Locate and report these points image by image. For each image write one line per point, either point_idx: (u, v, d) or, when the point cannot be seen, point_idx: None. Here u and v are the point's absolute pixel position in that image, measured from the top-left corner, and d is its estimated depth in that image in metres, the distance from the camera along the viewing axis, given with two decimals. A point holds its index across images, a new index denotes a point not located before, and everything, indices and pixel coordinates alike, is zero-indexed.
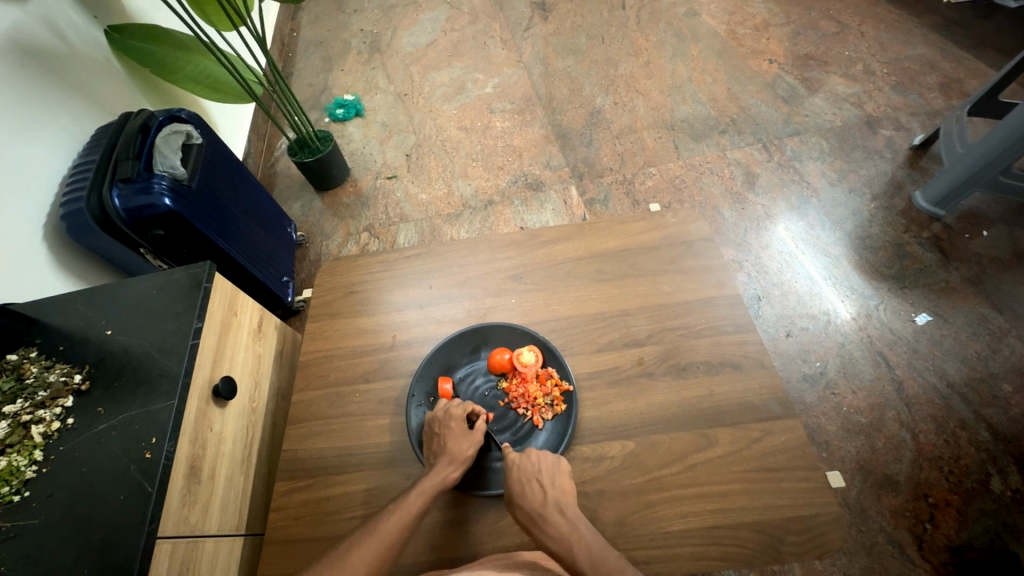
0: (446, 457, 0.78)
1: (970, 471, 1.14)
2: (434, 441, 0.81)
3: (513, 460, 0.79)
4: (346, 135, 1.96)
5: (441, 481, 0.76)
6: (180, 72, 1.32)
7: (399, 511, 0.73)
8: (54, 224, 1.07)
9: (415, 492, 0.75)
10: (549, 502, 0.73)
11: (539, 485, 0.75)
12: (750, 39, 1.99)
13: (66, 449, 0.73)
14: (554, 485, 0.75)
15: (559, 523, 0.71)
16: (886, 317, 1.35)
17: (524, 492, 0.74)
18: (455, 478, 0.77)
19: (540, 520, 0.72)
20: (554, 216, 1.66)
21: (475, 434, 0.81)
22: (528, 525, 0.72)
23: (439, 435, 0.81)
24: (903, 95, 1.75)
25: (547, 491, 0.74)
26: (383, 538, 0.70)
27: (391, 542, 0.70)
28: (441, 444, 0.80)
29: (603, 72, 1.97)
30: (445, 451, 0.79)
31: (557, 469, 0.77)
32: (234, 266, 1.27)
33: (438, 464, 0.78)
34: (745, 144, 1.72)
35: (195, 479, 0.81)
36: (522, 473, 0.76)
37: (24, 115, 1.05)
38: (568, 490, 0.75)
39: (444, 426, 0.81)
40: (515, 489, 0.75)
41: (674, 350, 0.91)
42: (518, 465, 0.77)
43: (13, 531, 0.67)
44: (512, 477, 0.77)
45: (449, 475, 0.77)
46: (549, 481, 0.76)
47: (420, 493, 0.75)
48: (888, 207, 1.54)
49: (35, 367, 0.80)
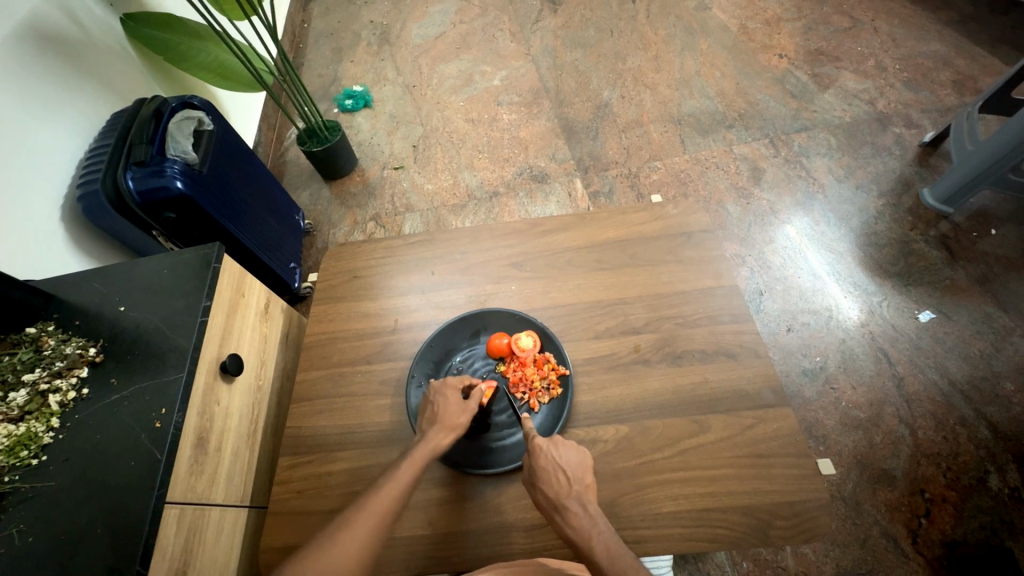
0: (437, 425, 0.80)
1: (968, 468, 1.13)
2: (428, 411, 0.83)
3: (540, 445, 0.77)
4: (355, 126, 1.99)
5: (433, 448, 0.78)
6: (193, 60, 1.35)
7: (391, 481, 0.73)
8: (71, 206, 1.10)
9: (406, 461, 0.76)
10: (572, 494, 0.73)
11: (563, 478, 0.75)
12: (761, 34, 1.98)
13: (81, 417, 0.77)
14: (578, 480, 0.75)
15: (580, 515, 0.72)
16: (890, 314, 1.35)
17: (548, 479, 0.75)
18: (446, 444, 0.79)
19: (562, 508, 0.72)
20: (558, 208, 1.67)
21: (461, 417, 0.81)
22: (549, 511, 0.73)
23: (433, 404, 0.83)
24: (915, 91, 1.73)
25: (571, 484, 0.74)
26: (377, 506, 0.70)
27: (386, 508, 0.70)
28: (435, 413, 0.82)
29: (611, 66, 1.97)
30: (436, 419, 0.81)
31: (582, 463, 0.77)
32: (243, 250, 1.30)
33: (431, 431, 0.79)
34: (752, 139, 1.72)
35: (202, 450, 0.84)
36: (548, 461, 0.76)
37: (42, 98, 1.08)
38: (591, 486, 0.76)
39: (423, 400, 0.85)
40: (539, 475, 0.75)
41: (670, 339, 0.92)
42: (545, 453, 0.77)
43: (32, 492, 0.70)
44: (537, 463, 0.76)
45: (442, 440, 0.79)
46: (573, 473, 0.76)
47: (412, 462, 0.76)
48: (895, 204, 1.53)
49: (52, 340, 0.83)
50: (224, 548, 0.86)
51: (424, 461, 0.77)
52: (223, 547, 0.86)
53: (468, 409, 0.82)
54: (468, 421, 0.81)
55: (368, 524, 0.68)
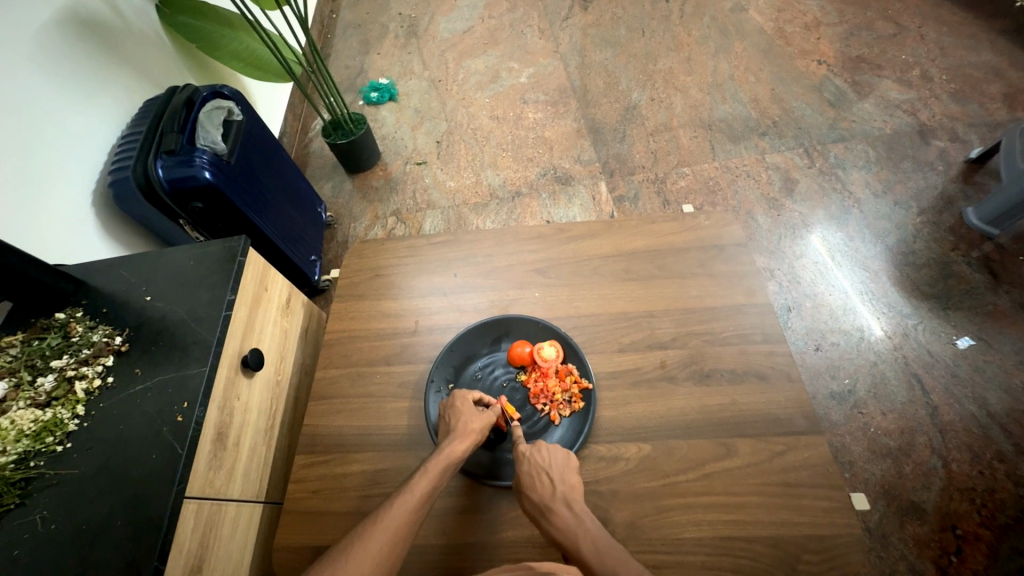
0: (453, 433, 0.79)
1: (1004, 505, 1.09)
2: (443, 424, 0.83)
3: (524, 452, 0.78)
4: (379, 119, 1.98)
5: (450, 456, 0.77)
6: (225, 48, 1.35)
7: (406, 493, 0.72)
8: (102, 192, 1.11)
9: (420, 473, 0.75)
10: (557, 496, 0.72)
11: (547, 478, 0.74)
12: (800, 38, 1.91)
13: (105, 405, 0.77)
14: (562, 480, 0.74)
15: (566, 516, 0.70)
16: (925, 338, 1.30)
17: (532, 484, 0.74)
18: (461, 452, 0.77)
19: (547, 511, 0.71)
20: (582, 212, 1.64)
21: (468, 424, 0.80)
22: (535, 517, 0.72)
23: (447, 417, 0.83)
24: (962, 104, 1.65)
25: (555, 485, 0.73)
26: (392, 521, 0.69)
27: (403, 521, 0.69)
28: (450, 423, 0.81)
29: (642, 66, 1.93)
30: (454, 429, 0.80)
31: (566, 464, 0.77)
32: (266, 241, 1.29)
33: (447, 440, 0.78)
34: (785, 148, 1.66)
35: (221, 445, 0.84)
36: (531, 463, 0.76)
37: (77, 82, 1.09)
38: (576, 486, 0.74)
39: (447, 406, 0.84)
40: (523, 480, 0.75)
41: (698, 356, 0.89)
42: (529, 458, 0.77)
43: (56, 478, 0.70)
44: (521, 470, 0.77)
45: (456, 449, 0.77)
46: (558, 475, 0.75)
47: (424, 473, 0.75)
48: (935, 222, 1.47)
49: (80, 327, 0.84)
50: (238, 544, 0.86)
51: (439, 471, 0.75)
52: (238, 544, 0.86)
53: (484, 417, 0.82)
54: (484, 428, 0.80)
55: (383, 541, 0.67)
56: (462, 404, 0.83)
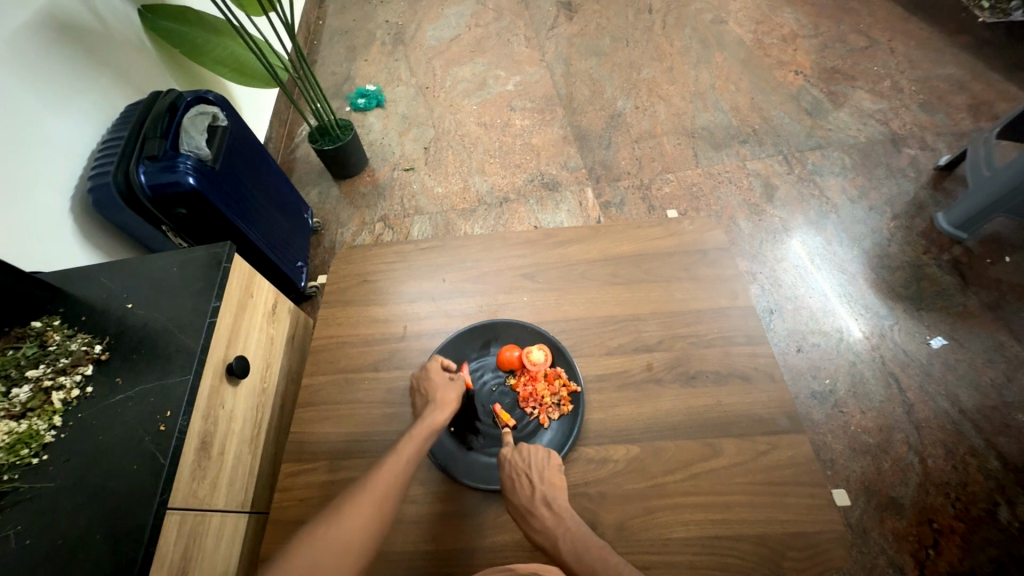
0: (433, 403, 0.82)
1: (977, 499, 1.12)
2: (420, 397, 0.85)
3: (505, 454, 0.81)
4: (366, 125, 1.98)
5: (431, 425, 0.79)
6: (208, 54, 1.34)
7: (391, 460, 0.75)
8: (81, 198, 1.09)
9: (405, 439, 0.77)
10: (537, 497, 0.74)
11: (528, 479, 0.77)
12: (777, 50, 1.97)
13: (84, 416, 0.75)
14: (543, 480, 0.77)
15: (545, 517, 0.72)
16: (901, 338, 1.34)
17: (514, 487, 0.77)
18: (443, 420, 0.80)
19: (528, 515, 0.73)
20: (569, 217, 1.66)
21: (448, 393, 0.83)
22: (517, 519, 0.74)
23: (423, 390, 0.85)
24: (931, 114, 1.72)
25: (536, 486, 0.76)
26: (374, 494, 0.71)
27: (384, 495, 0.71)
28: (428, 394, 0.83)
29: (626, 75, 1.96)
30: (433, 398, 0.82)
31: (547, 463, 0.79)
32: (251, 247, 1.28)
33: (427, 410, 0.81)
34: (765, 155, 1.71)
35: (205, 454, 0.83)
36: (513, 467, 0.79)
37: (55, 87, 1.07)
38: (557, 485, 0.77)
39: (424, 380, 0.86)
40: (505, 484, 0.77)
41: (683, 358, 0.91)
42: (511, 461, 0.79)
43: (32, 492, 0.69)
44: (505, 474, 0.79)
45: (437, 418, 0.80)
46: (538, 475, 0.77)
47: (409, 440, 0.77)
48: (908, 227, 1.52)
49: (58, 335, 0.82)
50: (223, 555, 0.84)
51: (424, 436, 0.78)
52: (223, 555, 0.84)
53: (457, 387, 0.84)
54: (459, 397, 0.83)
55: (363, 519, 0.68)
56: (434, 373, 0.85)
